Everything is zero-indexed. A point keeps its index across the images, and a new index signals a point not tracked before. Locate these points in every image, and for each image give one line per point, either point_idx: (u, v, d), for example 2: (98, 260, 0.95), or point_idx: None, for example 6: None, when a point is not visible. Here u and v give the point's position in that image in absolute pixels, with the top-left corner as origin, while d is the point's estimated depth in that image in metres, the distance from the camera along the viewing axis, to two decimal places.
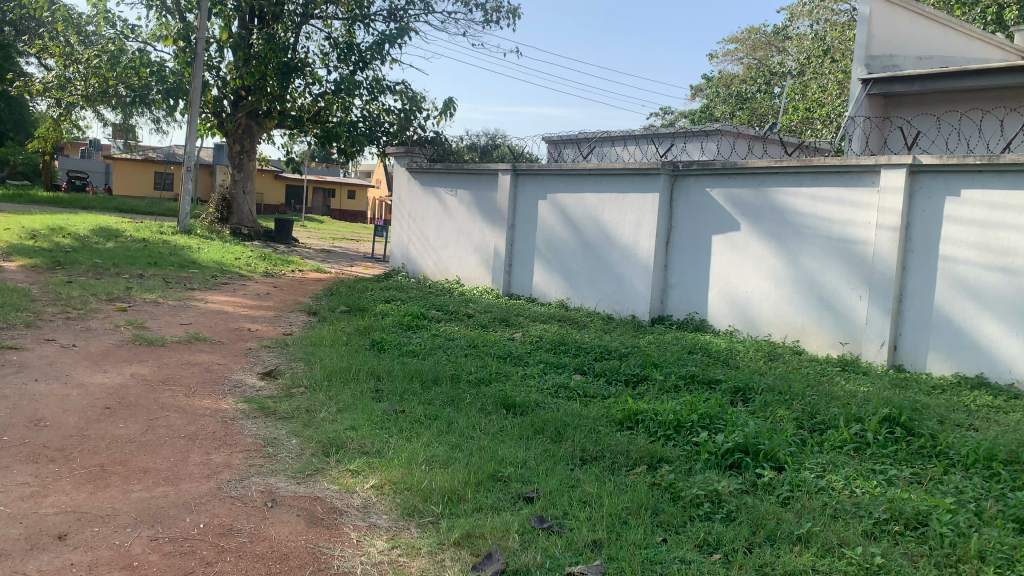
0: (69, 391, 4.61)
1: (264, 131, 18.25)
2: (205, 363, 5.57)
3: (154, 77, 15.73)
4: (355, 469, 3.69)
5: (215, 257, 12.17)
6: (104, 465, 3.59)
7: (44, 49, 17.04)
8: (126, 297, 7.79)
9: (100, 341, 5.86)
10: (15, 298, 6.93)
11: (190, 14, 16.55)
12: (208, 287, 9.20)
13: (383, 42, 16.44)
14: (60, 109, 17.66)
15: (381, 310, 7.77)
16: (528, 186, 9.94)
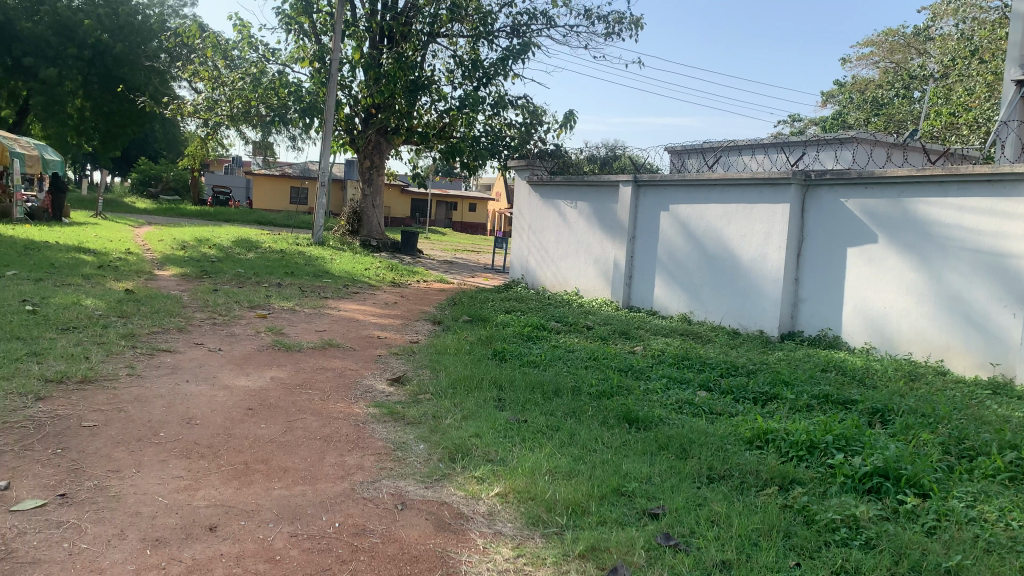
0: (217, 392, 4.94)
1: (393, 146, 18.96)
2: (339, 368, 5.83)
3: (292, 97, 16.64)
4: (479, 476, 3.75)
5: (346, 267, 12.73)
6: (248, 462, 3.82)
7: (195, 73, 18.38)
8: (266, 304, 8.26)
9: (244, 346, 6.24)
10: (169, 304, 7.50)
11: (325, 37, 17.44)
12: (340, 296, 9.63)
13: (507, 58, 16.74)
14: (207, 129, 18.76)
15: (502, 320, 7.88)
16: (649, 197, 9.84)
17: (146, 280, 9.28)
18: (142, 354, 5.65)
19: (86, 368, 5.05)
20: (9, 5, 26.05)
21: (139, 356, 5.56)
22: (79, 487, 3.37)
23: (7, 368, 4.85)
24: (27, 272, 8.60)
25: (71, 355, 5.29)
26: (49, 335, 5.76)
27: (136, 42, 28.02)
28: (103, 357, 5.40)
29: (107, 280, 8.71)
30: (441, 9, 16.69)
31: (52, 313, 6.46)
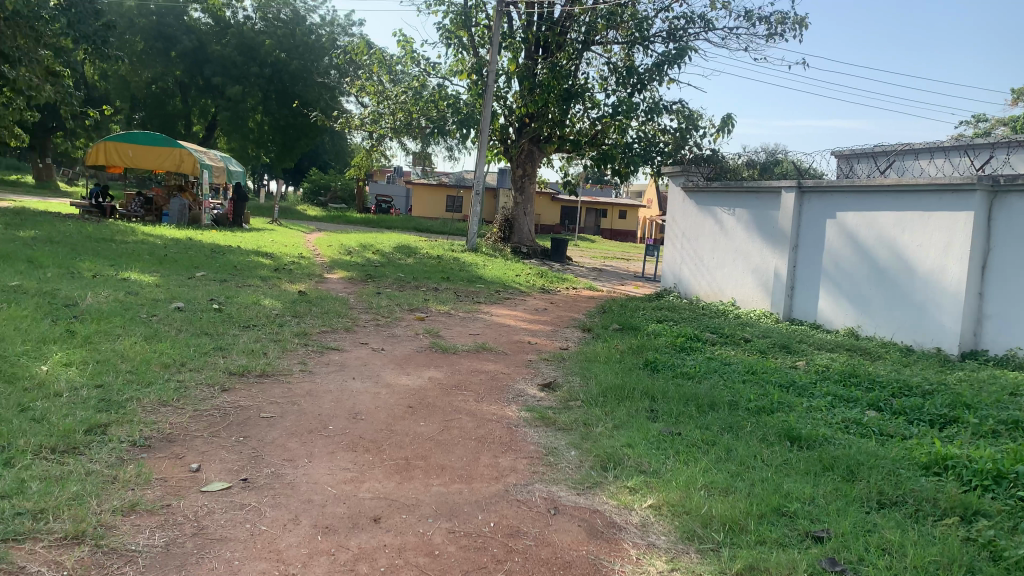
0: (379, 390, 5.18)
1: (546, 154, 19.20)
2: (492, 371, 5.97)
3: (450, 109, 17.22)
4: (632, 487, 3.70)
5: (498, 273, 13.01)
6: (408, 458, 3.99)
7: (361, 88, 19.40)
8: (424, 307, 8.59)
9: (404, 347, 6.52)
10: (337, 305, 7.97)
11: (482, 49, 17.92)
12: (493, 301, 9.85)
13: (662, 63, 16.53)
14: (372, 141, 19.83)
15: (654, 330, 7.76)
16: (814, 204, 9.38)
17: (316, 283, 9.91)
18: (313, 352, 6.03)
19: (265, 364, 5.45)
20: (202, 31, 29.05)
21: (309, 354, 5.94)
22: (258, 473, 3.64)
23: (197, 361, 5.33)
24: (214, 273, 9.42)
25: (251, 350, 5.74)
26: (233, 331, 6.28)
27: (310, 60, 29.99)
28: (279, 353, 5.81)
29: (283, 282, 9.39)
30: (598, 17, 16.76)
31: (235, 311, 7.03)
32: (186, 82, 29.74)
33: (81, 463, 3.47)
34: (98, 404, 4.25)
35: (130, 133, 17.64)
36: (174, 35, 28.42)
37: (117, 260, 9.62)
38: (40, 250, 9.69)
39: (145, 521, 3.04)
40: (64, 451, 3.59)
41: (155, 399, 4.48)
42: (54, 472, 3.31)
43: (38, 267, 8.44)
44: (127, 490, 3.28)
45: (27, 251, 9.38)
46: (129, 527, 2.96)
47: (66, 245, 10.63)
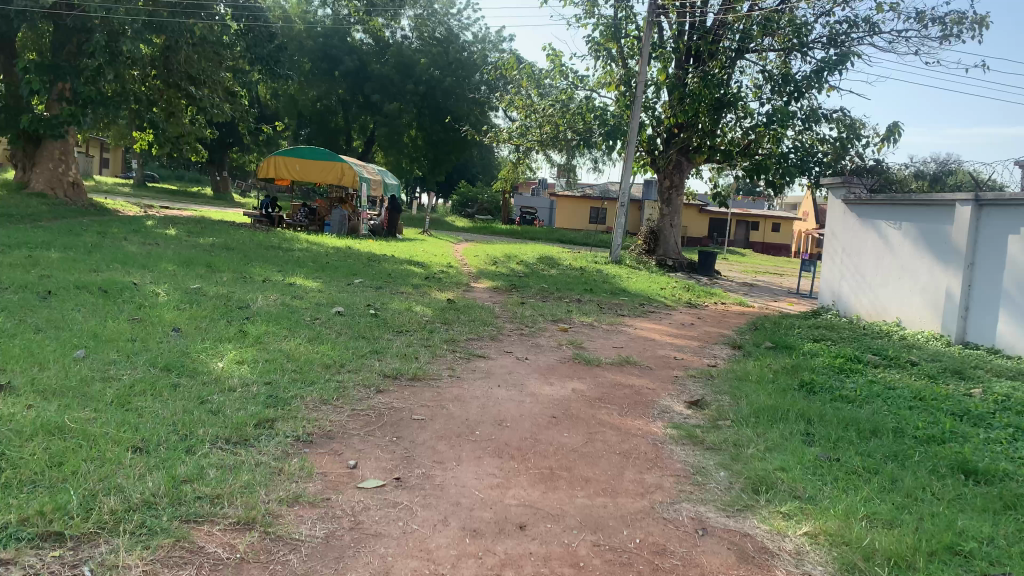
0: (525, 398, 5.24)
1: (694, 165, 18.84)
2: (637, 386, 5.88)
3: (597, 120, 17.25)
4: (786, 513, 3.54)
5: (643, 286, 12.88)
6: (553, 468, 4.00)
7: (510, 102, 19.78)
8: (568, 319, 8.61)
9: (548, 357, 6.57)
10: (483, 314, 8.14)
11: (631, 61, 17.88)
12: (637, 314, 9.74)
13: (822, 70, 15.81)
14: (518, 154, 20.18)
15: (810, 349, 7.40)
16: (993, 218, 8.66)
17: (463, 292, 10.19)
18: (460, 358, 6.18)
19: (416, 368, 5.65)
20: (364, 51, 30.73)
21: (457, 360, 6.10)
22: (410, 473, 3.78)
23: (354, 362, 5.60)
24: (370, 280, 9.90)
25: (404, 354, 5.98)
26: (386, 335, 6.56)
27: (461, 76, 30.88)
28: (429, 358, 6.01)
29: (432, 290, 9.73)
30: (753, 25, 16.25)
31: (389, 317, 7.34)
32: (347, 99, 31.56)
33: (251, 454, 3.74)
34: (266, 399, 4.56)
35: (297, 149, 18.91)
36: (338, 56, 30.25)
37: (284, 266, 10.30)
38: (218, 256, 10.56)
39: (307, 513, 3.22)
40: (237, 443, 3.87)
41: (317, 397, 4.75)
42: (228, 461, 3.58)
43: (216, 271, 9.19)
44: (293, 482, 3.50)
45: (207, 257, 10.24)
46: (294, 517, 3.15)
47: (240, 251, 11.52)
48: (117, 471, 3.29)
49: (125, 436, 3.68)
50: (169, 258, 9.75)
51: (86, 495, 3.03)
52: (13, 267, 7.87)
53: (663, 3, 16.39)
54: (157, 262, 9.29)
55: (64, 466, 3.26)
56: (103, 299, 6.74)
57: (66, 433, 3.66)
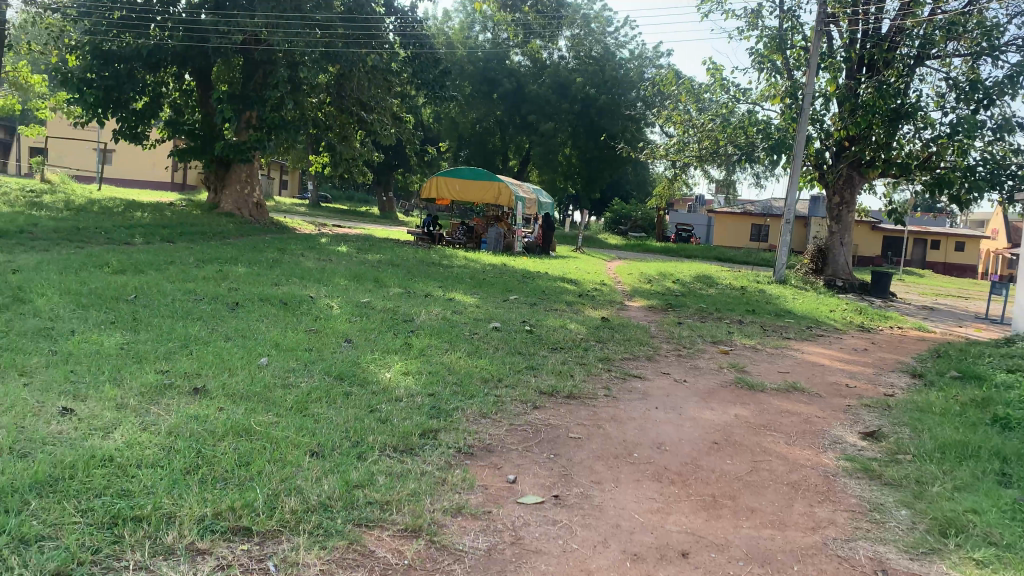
0: (684, 421, 5.11)
1: (866, 180, 17.80)
2: (804, 414, 5.58)
3: (760, 134, 16.62)
4: (979, 559, 3.22)
5: (810, 308, 12.25)
6: (715, 496, 3.87)
7: (668, 118, 19.43)
8: (728, 340, 8.34)
9: (708, 380, 6.37)
10: (640, 333, 8.05)
11: (797, 72, 17.18)
12: (803, 338, 9.27)
13: (1016, 75, 14.49)
14: (675, 170, 19.79)
15: (1004, 380, 6.72)
16: None
17: (619, 310, 10.13)
18: (616, 378, 6.12)
19: (572, 386, 5.65)
20: (521, 73, 31.51)
21: (614, 380, 6.05)
22: (568, 491, 3.78)
23: (512, 378, 5.68)
24: (525, 297, 10.06)
25: (560, 372, 6.00)
26: (542, 352, 6.62)
27: (617, 94, 30.89)
28: (584, 376, 6.00)
29: (587, 308, 9.74)
30: (935, 29, 15.16)
31: (544, 334, 7.40)
32: (505, 120, 32.46)
33: (417, 463, 3.87)
34: (430, 410, 4.72)
35: (457, 169, 19.58)
36: (496, 79, 31.29)
37: (444, 282, 10.68)
38: (384, 272, 11.10)
39: (470, 524, 3.29)
40: (403, 451, 4.03)
41: (477, 411, 4.85)
42: (396, 469, 3.73)
43: (383, 286, 9.66)
44: (456, 493, 3.59)
45: (374, 272, 10.79)
46: (457, 527, 3.23)
47: (404, 267, 12.05)
48: (297, 473, 3.50)
49: (303, 440, 3.92)
50: (341, 273, 10.37)
51: (270, 494, 3.25)
52: (206, 280, 8.65)
53: (833, 11, 15.63)
54: (329, 277, 9.90)
55: (251, 466, 3.52)
56: (283, 311, 7.26)
57: (252, 435, 3.95)
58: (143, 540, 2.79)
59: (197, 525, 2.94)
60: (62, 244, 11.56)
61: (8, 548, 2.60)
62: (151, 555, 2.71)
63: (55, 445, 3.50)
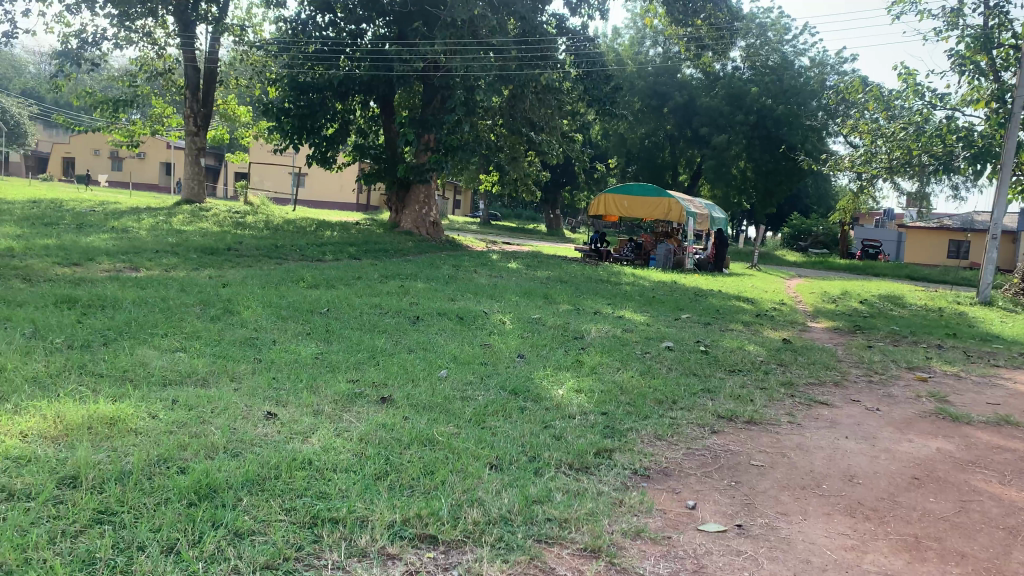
0: (878, 453, 4.75)
1: None
2: (1020, 452, 5.00)
3: (961, 143, 15.26)
4: None
5: (1022, 332, 11.05)
6: (918, 537, 3.55)
7: (854, 127, 18.27)
8: (926, 367, 7.68)
9: (903, 409, 5.89)
10: (825, 356, 7.60)
11: (1006, 73, 15.66)
12: (1016, 365, 8.35)
13: None
14: (861, 182, 18.58)
15: None
16: None
17: (800, 331, 9.63)
18: (801, 404, 5.78)
19: (752, 411, 5.41)
20: (694, 86, 31.11)
21: (797, 406, 5.73)
22: (752, 521, 3.60)
23: (689, 400, 5.53)
24: (698, 316, 9.81)
25: (738, 396, 5.76)
26: (718, 374, 6.39)
27: (797, 103, 29.59)
28: (765, 402, 5.72)
29: (765, 328, 9.34)
30: None
31: (720, 355, 7.15)
32: (675, 134, 32.15)
33: (594, 482, 3.85)
34: (604, 430, 4.68)
35: (627, 186, 19.52)
36: (667, 93, 31.22)
37: (615, 299, 10.64)
38: (554, 288, 11.25)
39: (650, 549, 3.22)
40: (579, 470, 4.01)
41: (652, 432, 4.76)
42: (574, 487, 3.73)
43: (553, 302, 9.77)
44: (634, 515, 3.52)
45: (544, 288, 10.95)
46: (637, 551, 3.17)
47: (573, 284, 12.16)
48: (478, 485, 3.58)
49: (483, 453, 4.02)
50: (513, 289, 10.60)
51: (453, 503, 3.35)
52: (390, 295, 9.15)
53: None
54: (503, 293, 10.15)
55: (435, 475, 3.65)
56: (459, 325, 7.52)
57: (434, 445, 4.09)
58: (339, 541, 2.95)
59: (387, 530, 3.08)
60: (263, 260, 12.65)
61: (225, 539, 2.84)
62: (347, 556, 2.85)
63: (261, 446, 3.81)
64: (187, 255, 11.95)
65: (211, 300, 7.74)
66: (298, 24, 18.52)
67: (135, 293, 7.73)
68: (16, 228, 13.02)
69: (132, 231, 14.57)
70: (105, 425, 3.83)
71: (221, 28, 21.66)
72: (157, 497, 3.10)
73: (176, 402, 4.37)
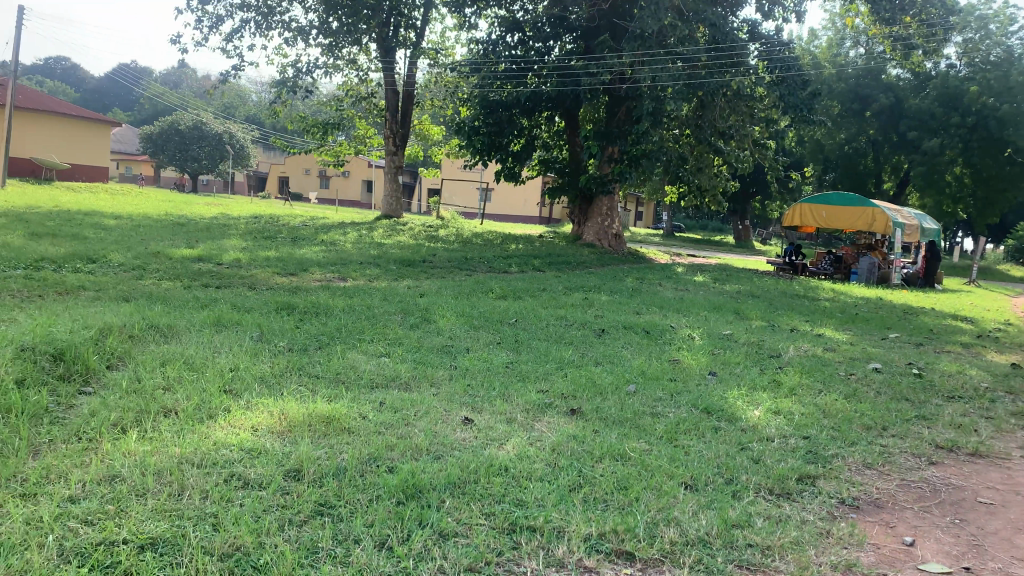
0: None
1: None
2: None
3: None
4: None
5: None
6: None
7: None
8: None
9: None
10: None
11: None
12: None
13: None
14: None
15: None
16: None
17: None
18: None
19: (977, 442, 4.90)
20: (901, 87, 29.09)
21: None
22: (982, 565, 3.25)
23: (901, 427, 5.11)
24: (908, 335, 9.06)
25: (961, 425, 5.23)
26: (935, 401, 5.84)
27: None
28: (993, 433, 5.16)
29: (988, 351, 8.45)
30: None
31: (937, 379, 6.53)
32: (879, 140, 30.04)
33: (797, 510, 3.64)
34: (806, 455, 4.43)
35: (825, 195, 18.45)
36: (871, 95, 29.35)
37: (813, 316, 10.07)
38: (745, 303, 10.84)
39: None
40: (780, 495, 3.82)
41: (860, 460, 4.44)
42: (775, 513, 3.55)
43: (746, 318, 9.42)
44: (844, 548, 3.29)
45: (734, 303, 10.57)
46: None
47: (766, 299, 11.66)
48: (674, 504, 3.51)
49: (677, 471, 3.93)
50: (702, 303, 10.33)
51: (648, 522, 3.30)
52: (576, 307, 9.22)
53: None
54: (691, 307, 9.91)
55: (629, 491, 3.61)
56: (646, 339, 7.42)
57: (627, 461, 4.05)
58: (537, 549, 3.00)
59: (584, 542, 3.08)
60: (454, 271, 13.20)
61: (431, 538, 2.97)
62: (546, 565, 2.89)
63: (461, 450, 3.96)
64: (387, 267, 12.72)
65: (411, 309, 8.18)
66: (488, 45, 19.24)
67: (343, 301, 8.33)
68: (243, 241, 14.49)
69: (338, 244, 15.74)
70: (323, 423, 4.15)
71: (418, 53, 22.97)
72: (369, 494, 3.31)
73: (383, 404, 4.65)
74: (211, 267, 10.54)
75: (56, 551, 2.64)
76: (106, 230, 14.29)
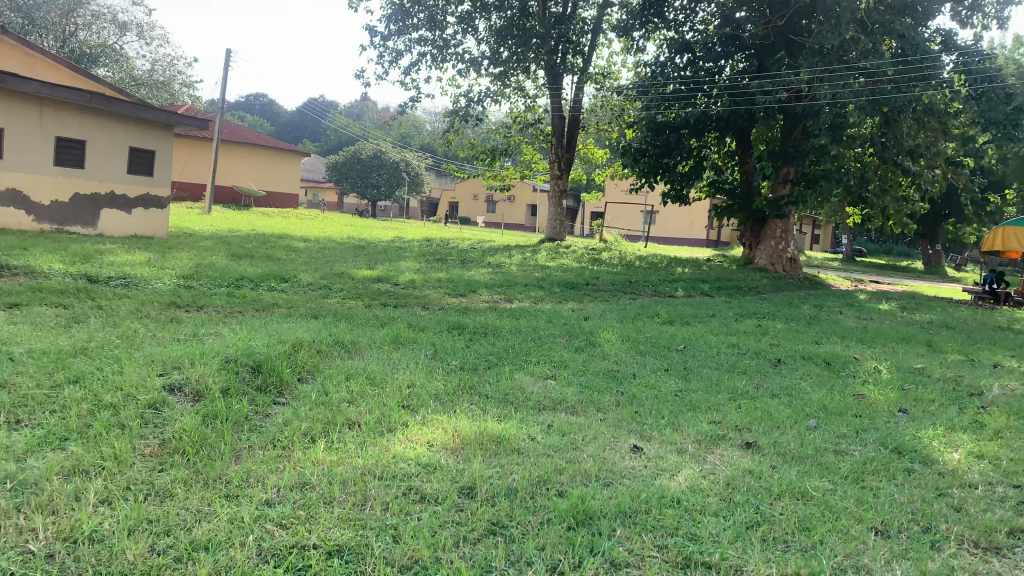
0: None
1: None
2: None
3: None
4: None
5: None
6: None
7: None
8: None
9: None
10: None
11: None
12: None
13: None
14: None
15: None
16: None
17: None
18: None
19: None
20: None
21: None
22: None
23: None
24: None
25: None
26: None
27: None
28: None
29: None
30: None
31: None
32: None
33: (1009, 567, 3.26)
34: (1018, 506, 3.97)
35: None
36: None
37: (1020, 351, 9.10)
38: (938, 335, 9.98)
39: None
40: (988, 549, 3.44)
41: None
42: (982, 569, 3.20)
43: (939, 350, 8.67)
44: None
45: (925, 335, 9.76)
46: None
47: (962, 330, 10.68)
48: (863, 551, 3.26)
49: (867, 515, 3.64)
50: (888, 334, 9.62)
51: (835, 567, 3.08)
52: (748, 335, 8.86)
53: None
54: (876, 338, 9.24)
55: (812, 532, 3.40)
56: (828, 371, 6.98)
57: (807, 499, 3.82)
58: None
59: None
60: (619, 295, 13.12)
61: (603, 567, 2.93)
62: None
63: (630, 478, 3.89)
64: (552, 289, 12.87)
65: (576, 332, 8.20)
66: (657, 67, 19.08)
67: (511, 323, 8.48)
68: (417, 264, 15.17)
69: (505, 267, 16.13)
70: (493, 442, 4.22)
71: (585, 78, 23.23)
72: (541, 517, 3.33)
73: (550, 427, 4.66)
74: (388, 287, 11.11)
75: (255, 550, 2.84)
76: (297, 252, 15.46)
